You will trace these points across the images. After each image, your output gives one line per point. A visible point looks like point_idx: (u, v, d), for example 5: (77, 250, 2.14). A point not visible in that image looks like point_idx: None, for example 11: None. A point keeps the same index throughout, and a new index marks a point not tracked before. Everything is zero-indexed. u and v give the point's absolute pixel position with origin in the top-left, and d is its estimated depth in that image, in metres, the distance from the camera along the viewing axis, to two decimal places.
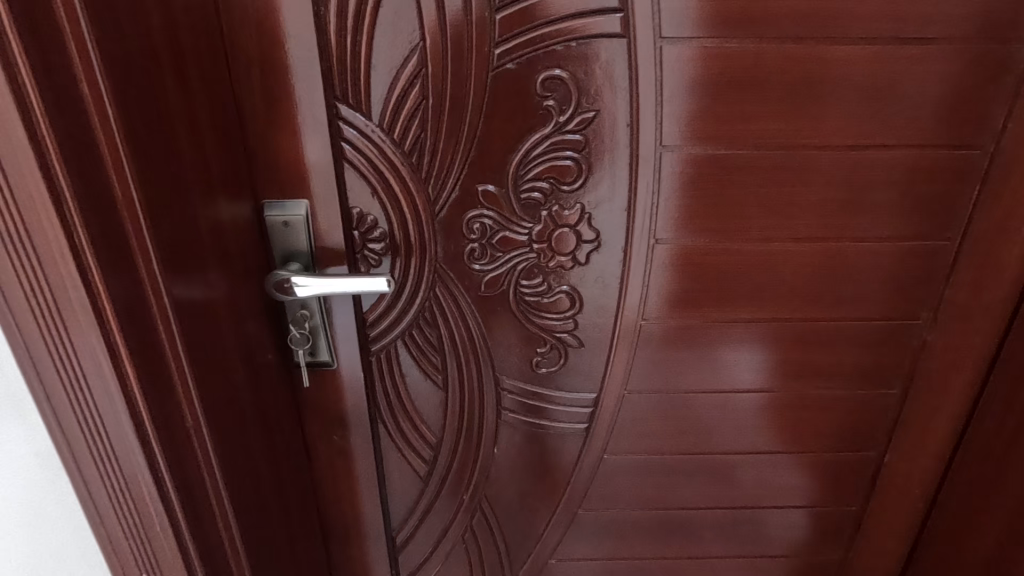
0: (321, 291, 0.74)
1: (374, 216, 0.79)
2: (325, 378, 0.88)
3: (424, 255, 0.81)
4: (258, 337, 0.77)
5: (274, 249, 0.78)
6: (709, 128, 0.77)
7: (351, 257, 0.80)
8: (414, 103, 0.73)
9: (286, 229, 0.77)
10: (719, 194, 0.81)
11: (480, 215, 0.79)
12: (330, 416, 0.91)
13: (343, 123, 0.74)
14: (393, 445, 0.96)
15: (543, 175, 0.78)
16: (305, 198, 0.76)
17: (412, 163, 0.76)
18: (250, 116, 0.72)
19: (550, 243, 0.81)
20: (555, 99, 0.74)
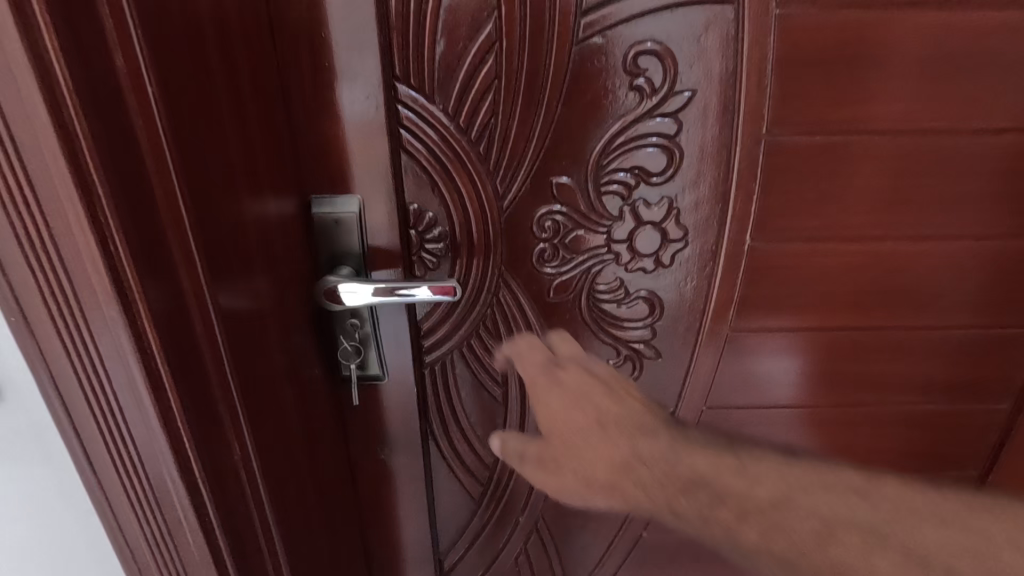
0: (373, 300, 0.65)
1: (434, 213, 0.70)
2: (374, 392, 0.79)
3: (488, 256, 0.72)
4: (305, 351, 0.69)
5: (322, 251, 0.69)
6: (821, 111, 0.67)
7: (407, 259, 0.71)
8: (484, 83, 0.64)
9: (336, 229, 0.68)
10: (825, 187, 0.71)
11: (552, 211, 0.70)
12: (378, 433, 0.83)
13: (402, 106, 0.65)
14: (445, 464, 0.87)
15: (627, 165, 0.68)
16: (357, 193, 0.67)
17: (480, 153, 0.67)
18: (298, 98, 0.62)
19: (630, 243, 0.72)
20: (647, 78, 0.64)
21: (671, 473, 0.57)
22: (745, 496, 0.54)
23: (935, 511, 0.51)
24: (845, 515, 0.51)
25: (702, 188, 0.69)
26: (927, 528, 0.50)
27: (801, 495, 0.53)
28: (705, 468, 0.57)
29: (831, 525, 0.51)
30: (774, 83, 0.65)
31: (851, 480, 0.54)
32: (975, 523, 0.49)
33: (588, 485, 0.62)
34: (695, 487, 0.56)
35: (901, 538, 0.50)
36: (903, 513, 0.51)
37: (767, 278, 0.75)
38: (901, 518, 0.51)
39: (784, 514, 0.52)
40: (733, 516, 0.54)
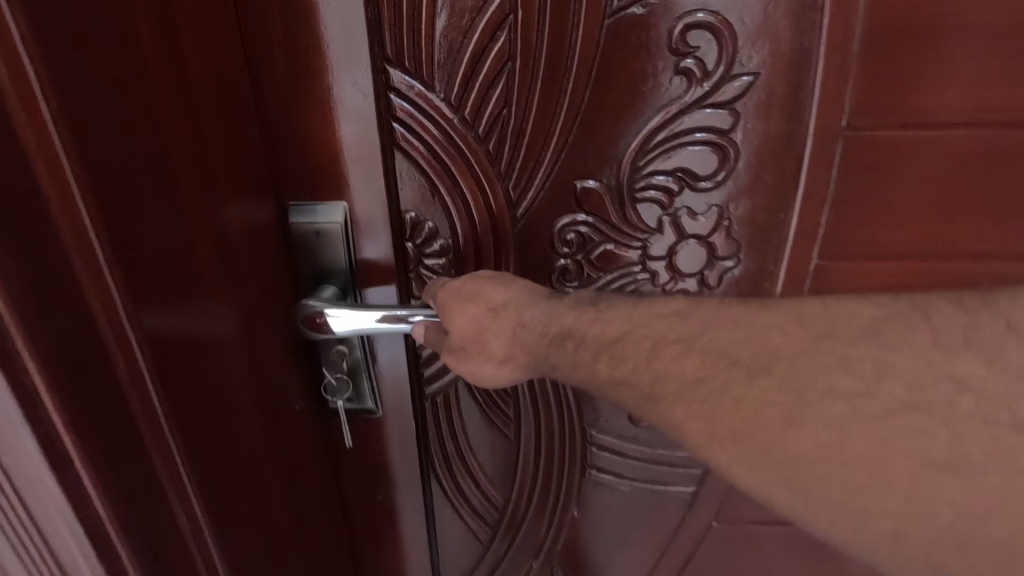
0: (358, 328, 0.54)
1: (434, 223, 0.58)
2: (366, 426, 0.68)
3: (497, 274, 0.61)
4: (285, 388, 0.58)
5: (303, 268, 0.58)
6: (924, 100, 0.52)
7: (402, 277, 0.60)
8: (494, 65, 0.52)
9: (318, 242, 0.57)
10: (923, 195, 0.56)
11: (576, 222, 0.58)
12: (371, 471, 0.72)
13: (394, 95, 0.53)
14: (448, 506, 0.76)
15: (668, 167, 0.56)
16: (342, 199, 0.56)
17: (489, 151, 0.55)
18: (269, 87, 0.51)
19: (670, 261, 0.60)
20: (697, 59, 0.52)
21: (541, 331, 0.49)
22: (596, 337, 0.47)
23: (751, 327, 0.43)
24: (679, 333, 0.44)
25: (762, 196, 0.57)
26: (765, 348, 0.42)
27: (646, 322, 0.46)
28: (568, 320, 0.48)
29: (673, 341, 0.44)
30: (860, 65, 0.51)
31: (673, 321, 0.45)
32: (879, 358, 0.39)
33: (494, 363, 0.51)
34: (562, 337, 0.48)
35: (736, 354, 0.42)
36: (734, 329, 0.43)
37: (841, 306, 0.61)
38: (716, 335, 0.43)
39: (658, 360, 0.44)
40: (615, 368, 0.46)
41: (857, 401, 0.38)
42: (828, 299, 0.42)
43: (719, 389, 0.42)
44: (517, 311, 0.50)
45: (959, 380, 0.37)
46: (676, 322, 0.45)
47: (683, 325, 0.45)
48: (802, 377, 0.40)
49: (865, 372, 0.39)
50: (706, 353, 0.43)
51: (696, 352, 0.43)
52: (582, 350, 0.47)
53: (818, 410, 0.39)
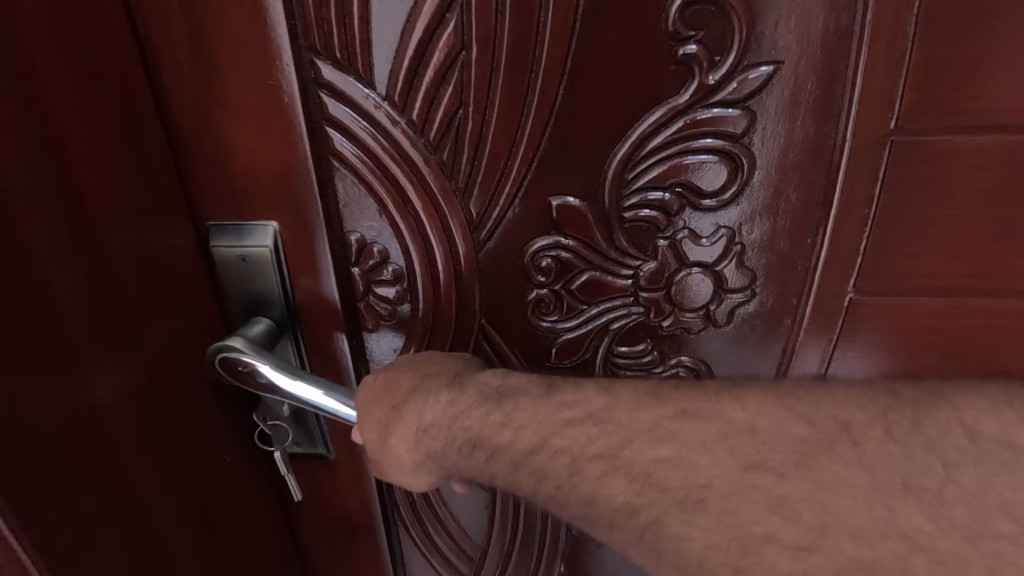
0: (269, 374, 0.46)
1: (383, 245, 0.49)
2: (318, 472, 0.59)
3: (458, 304, 0.51)
4: (207, 441, 0.47)
5: (228, 300, 0.49)
6: (1005, 94, 0.40)
7: (347, 308, 0.50)
8: (445, 55, 0.42)
9: (244, 269, 0.48)
10: (1003, 215, 0.43)
11: (552, 246, 0.48)
12: (326, 522, 0.62)
13: (326, 94, 0.44)
14: (416, 562, 0.67)
15: (665, 181, 0.45)
16: (272, 219, 0.47)
17: (443, 162, 0.45)
18: (170, 85, 0.42)
19: (667, 292, 0.49)
20: (702, 46, 0.41)
21: (448, 436, 0.39)
22: (508, 446, 0.38)
23: (677, 445, 0.36)
24: (597, 449, 0.37)
25: (784, 216, 0.46)
26: (696, 472, 0.35)
27: (559, 430, 0.38)
28: (474, 423, 0.39)
29: (594, 457, 0.37)
30: (915, 51, 0.40)
31: (586, 428, 0.37)
32: (817, 493, 0.34)
33: (405, 468, 0.41)
34: (472, 444, 0.39)
35: (666, 479, 0.35)
36: (659, 446, 0.36)
37: (887, 352, 0.48)
38: (642, 454, 0.36)
39: (579, 479, 0.37)
40: (532, 482, 0.38)
41: (804, 555, 0.33)
42: (746, 411, 0.37)
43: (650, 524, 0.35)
44: (421, 407, 0.40)
45: (915, 536, 0.33)
46: (594, 431, 0.37)
47: (602, 436, 0.37)
48: (745, 524, 0.34)
49: (802, 510, 0.34)
50: (633, 476, 0.36)
51: (619, 475, 0.36)
52: (497, 461, 0.39)
53: (767, 561, 0.33)
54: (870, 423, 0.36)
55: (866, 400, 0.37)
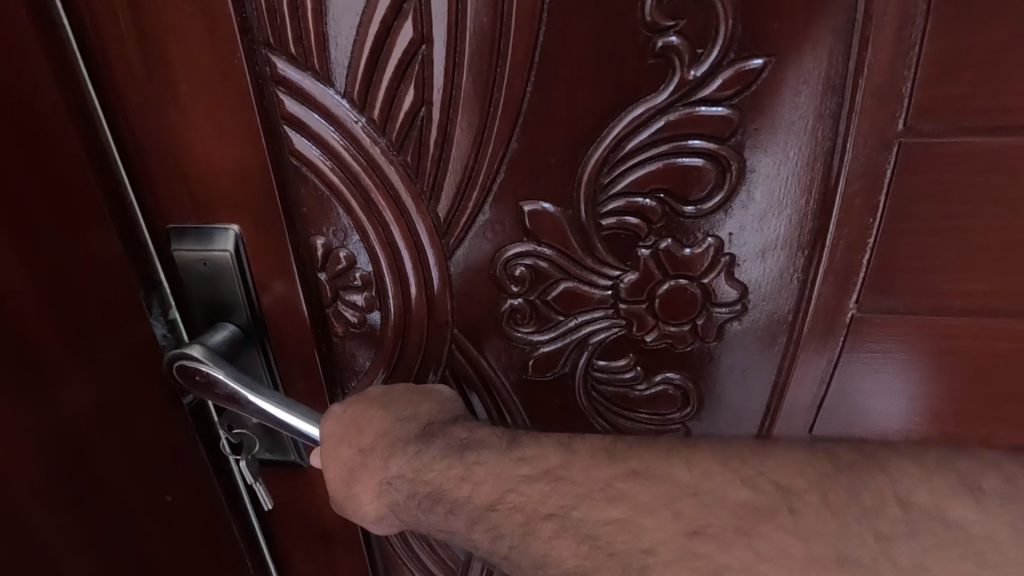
0: (229, 391, 0.44)
1: (349, 250, 0.46)
2: (296, 485, 0.57)
3: (428, 314, 0.48)
4: (139, 481, 0.46)
5: (192, 304, 0.47)
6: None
7: (314, 315, 0.48)
8: (404, 48, 0.39)
9: (206, 274, 0.45)
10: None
11: (526, 253, 0.45)
12: (305, 535, 0.60)
13: (282, 91, 0.41)
14: None
15: (647, 185, 0.42)
16: (233, 222, 0.44)
17: (407, 164, 0.43)
18: (121, 79, 0.40)
19: (650, 304, 0.46)
20: (682, 37, 0.37)
21: (408, 490, 0.39)
22: (462, 501, 0.38)
23: (626, 506, 0.36)
24: (550, 507, 0.36)
25: (774, 223, 0.42)
26: (641, 537, 0.35)
27: (511, 486, 0.37)
28: (436, 477, 0.38)
29: (545, 517, 0.36)
30: (927, 38, 0.35)
31: (540, 485, 0.37)
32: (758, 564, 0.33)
33: (368, 514, 0.40)
34: (431, 498, 0.39)
35: (612, 542, 0.35)
36: (609, 506, 0.36)
37: (887, 374, 0.44)
38: (592, 514, 0.36)
39: (533, 539, 0.36)
40: (489, 540, 0.38)
41: None
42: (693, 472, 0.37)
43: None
44: (383, 458, 0.39)
45: None
46: (547, 488, 0.37)
47: (555, 493, 0.37)
48: None
49: None
50: (582, 538, 0.36)
51: (569, 534, 0.36)
52: (455, 518, 0.38)
53: None
54: (806, 490, 0.36)
55: (806, 467, 0.37)
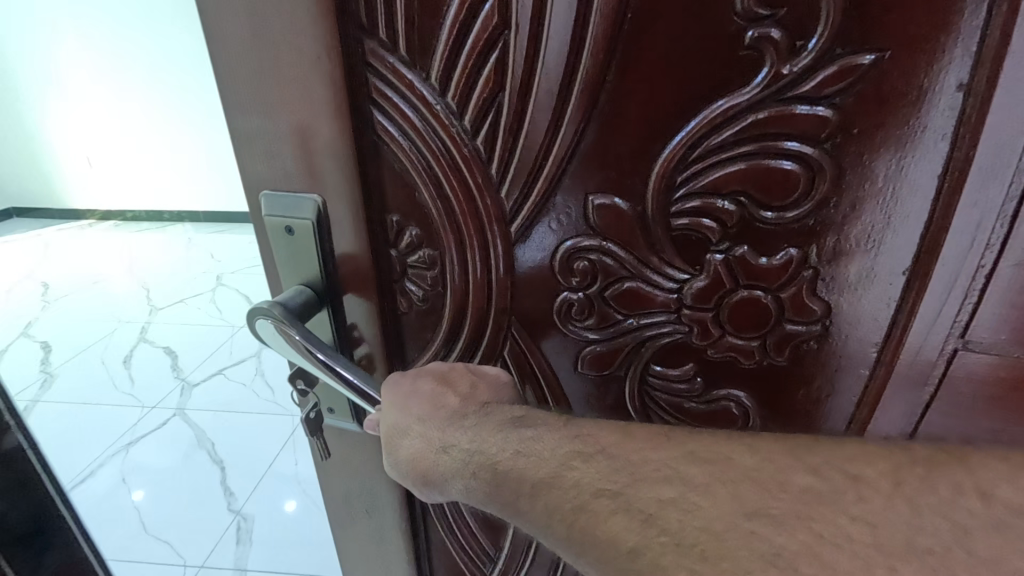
0: (302, 349, 0.45)
1: (418, 230, 0.47)
2: (350, 447, 0.59)
3: (489, 299, 0.48)
4: None
5: (278, 266, 0.50)
6: None
7: (380, 288, 0.50)
8: (488, 34, 0.39)
9: (290, 239, 0.48)
10: None
11: (591, 249, 0.44)
12: (354, 496, 0.62)
13: (371, 73, 0.42)
14: (436, 554, 0.65)
15: (725, 187, 0.39)
16: (314, 194, 0.46)
17: (480, 150, 0.43)
18: (220, 54, 0.42)
19: (716, 314, 0.44)
20: (778, 27, 0.34)
21: (462, 464, 0.38)
22: (511, 471, 0.34)
23: (682, 486, 0.29)
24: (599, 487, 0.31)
25: (862, 240, 0.39)
26: (699, 516, 0.28)
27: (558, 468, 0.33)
28: (491, 448, 0.36)
29: (596, 494, 0.31)
30: None
31: (592, 463, 0.32)
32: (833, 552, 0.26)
33: (421, 480, 0.41)
34: (483, 468, 0.36)
35: (667, 522, 0.29)
36: (664, 486, 0.30)
37: (963, 414, 0.41)
38: (644, 491, 0.30)
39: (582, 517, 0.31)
40: (540, 515, 0.33)
41: None
42: (761, 455, 0.30)
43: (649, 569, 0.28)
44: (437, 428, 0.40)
45: None
46: (599, 466, 0.32)
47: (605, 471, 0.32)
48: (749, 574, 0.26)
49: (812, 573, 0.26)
50: (637, 516, 0.29)
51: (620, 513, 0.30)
52: (506, 490, 0.35)
53: None
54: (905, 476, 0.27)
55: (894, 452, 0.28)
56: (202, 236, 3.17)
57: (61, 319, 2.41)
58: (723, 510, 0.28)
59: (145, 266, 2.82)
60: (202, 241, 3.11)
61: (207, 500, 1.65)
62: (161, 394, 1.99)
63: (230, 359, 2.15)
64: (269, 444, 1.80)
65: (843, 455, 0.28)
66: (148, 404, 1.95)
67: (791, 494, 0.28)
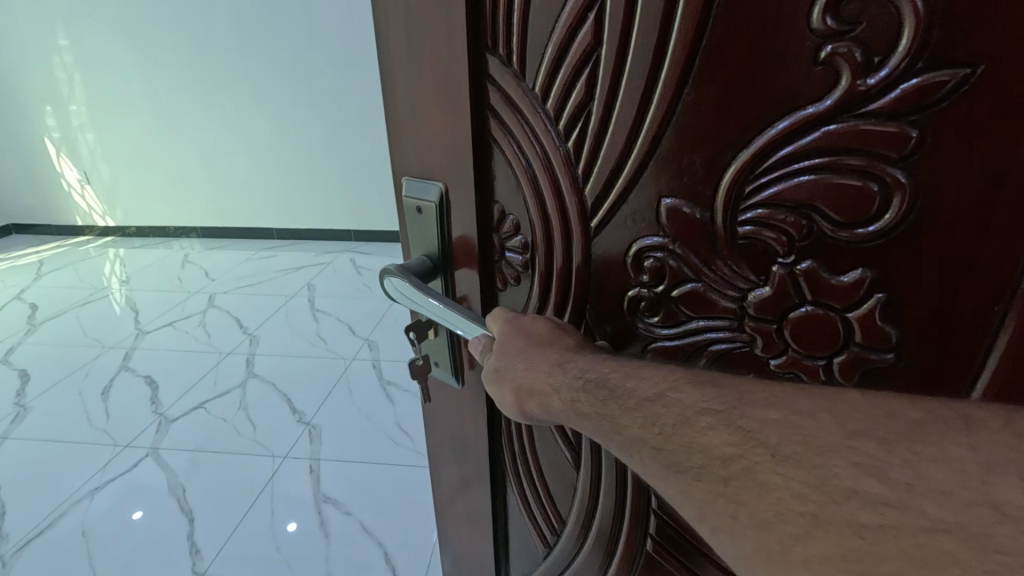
0: (417, 292, 0.55)
1: (515, 218, 0.55)
2: (447, 397, 0.67)
3: (571, 282, 0.54)
4: None
5: (412, 238, 0.62)
6: None
7: (483, 264, 0.59)
8: (581, 53, 0.45)
9: (419, 217, 0.59)
10: None
11: (658, 249, 0.48)
12: (451, 443, 0.70)
13: (490, 84, 0.51)
14: (519, 514, 0.71)
15: (793, 200, 0.40)
16: (440, 180, 0.56)
17: (570, 153, 0.49)
18: (387, 67, 0.54)
19: (779, 326, 0.44)
20: (857, 44, 0.34)
21: (571, 381, 0.42)
22: (611, 391, 0.38)
23: (787, 410, 0.31)
24: (709, 403, 0.33)
25: (953, 254, 0.36)
26: (807, 436, 0.29)
27: (666, 394, 0.35)
28: (601, 371, 0.40)
29: (701, 411, 0.33)
30: None
31: (703, 392, 0.34)
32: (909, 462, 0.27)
33: (518, 398, 0.47)
34: (593, 385, 0.40)
35: (765, 435, 0.30)
36: (772, 408, 0.31)
37: None
38: (752, 411, 0.31)
39: (685, 430, 0.33)
40: (639, 431, 0.35)
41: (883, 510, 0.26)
42: (878, 395, 0.31)
43: (743, 474, 0.30)
44: (541, 368, 0.45)
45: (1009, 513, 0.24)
46: (699, 394, 0.34)
47: (710, 395, 0.34)
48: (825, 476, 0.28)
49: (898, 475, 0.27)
50: (739, 429, 0.31)
51: (721, 428, 0.32)
52: (610, 405, 0.38)
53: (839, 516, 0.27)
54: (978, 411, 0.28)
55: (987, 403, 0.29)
56: (223, 269, 3.36)
57: (56, 352, 2.57)
58: (827, 431, 0.29)
59: (154, 306, 2.96)
60: (210, 271, 3.33)
61: (167, 540, 1.69)
62: (132, 433, 2.07)
63: (211, 393, 2.26)
64: (248, 491, 1.83)
65: (937, 400, 0.30)
66: (119, 442, 2.03)
67: (897, 421, 0.28)
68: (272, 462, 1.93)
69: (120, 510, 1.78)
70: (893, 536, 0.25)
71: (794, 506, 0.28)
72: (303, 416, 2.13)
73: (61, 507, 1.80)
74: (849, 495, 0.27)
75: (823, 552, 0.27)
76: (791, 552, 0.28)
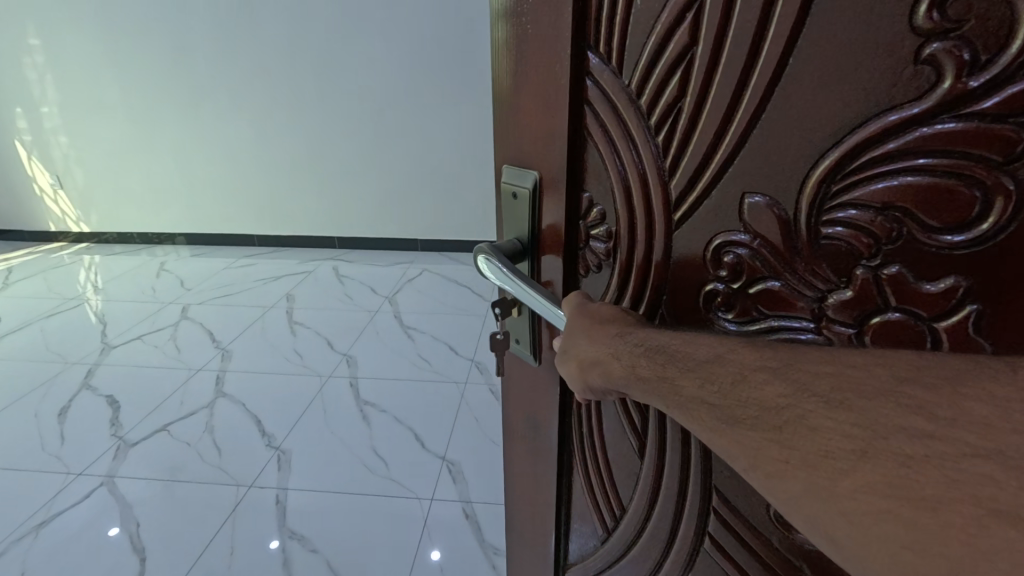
0: (507, 274, 0.60)
1: (602, 208, 0.58)
2: (521, 372, 0.72)
3: (649, 269, 0.56)
4: None
5: (507, 223, 0.67)
6: None
7: (569, 251, 0.62)
8: (678, 51, 0.47)
9: (513, 203, 0.64)
10: None
11: (738, 244, 0.49)
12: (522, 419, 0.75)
13: (588, 79, 0.54)
14: (581, 499, 0.73)
15: (883, 202, 0.40)
16: (535, 170, 0.61)
17: (659, 147, 0.52)
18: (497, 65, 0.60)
19: (860, 332, 0.43)
20: (964, 43, 0.34)
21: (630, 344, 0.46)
22: (672, 350, 0.42)
23: (840, 363, 0.33)
24: (766, 360, 0.35)
25: None
26: (858, 382, 0.31)
27: (727, 355, 0.38)
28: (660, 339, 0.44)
29: (758, 368, 0.35)
30: None
31: (762, 352, 0.36)
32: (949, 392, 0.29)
33: (579, 366, 0.51)
34: (653, 350, 0.43)
35: (818, 386, 0.32)
36: (824, 361, 0.33)
37: None
38: (805, 365, 0.34)
39: (742, 386, 0.36)
40: (698, 389, 0.38)
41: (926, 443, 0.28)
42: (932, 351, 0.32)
43: (796, 420, 0.32)
44: (603, 339, 0.48)
45: None
46: (758, 353, 0.36)
47: (768, 354, 0.36)
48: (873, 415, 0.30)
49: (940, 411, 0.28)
50: (791, 383, 0.33)
51: (778, 381, 0.34)
52: (669, 367, 0.41)
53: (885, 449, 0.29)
54: None
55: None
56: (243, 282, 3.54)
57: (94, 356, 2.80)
58: (874, 377, 0.31)
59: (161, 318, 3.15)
60: (218, 286, 3.50)
61: (129, 559, 1.76)
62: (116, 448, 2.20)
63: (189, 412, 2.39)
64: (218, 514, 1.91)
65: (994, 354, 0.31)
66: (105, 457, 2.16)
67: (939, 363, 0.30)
68: (239, 489, 2.00)
69: (99, 523, 1.88)
70: (934, 464, 0.27)
71: (842, 444, 0.30)
72: (275, 440, 2.21)
73: (21, 530, 1.88)
74: (893, 431, 0.29)
75: (863, 481, 0.29)
76: (836, 487, 0.30)
